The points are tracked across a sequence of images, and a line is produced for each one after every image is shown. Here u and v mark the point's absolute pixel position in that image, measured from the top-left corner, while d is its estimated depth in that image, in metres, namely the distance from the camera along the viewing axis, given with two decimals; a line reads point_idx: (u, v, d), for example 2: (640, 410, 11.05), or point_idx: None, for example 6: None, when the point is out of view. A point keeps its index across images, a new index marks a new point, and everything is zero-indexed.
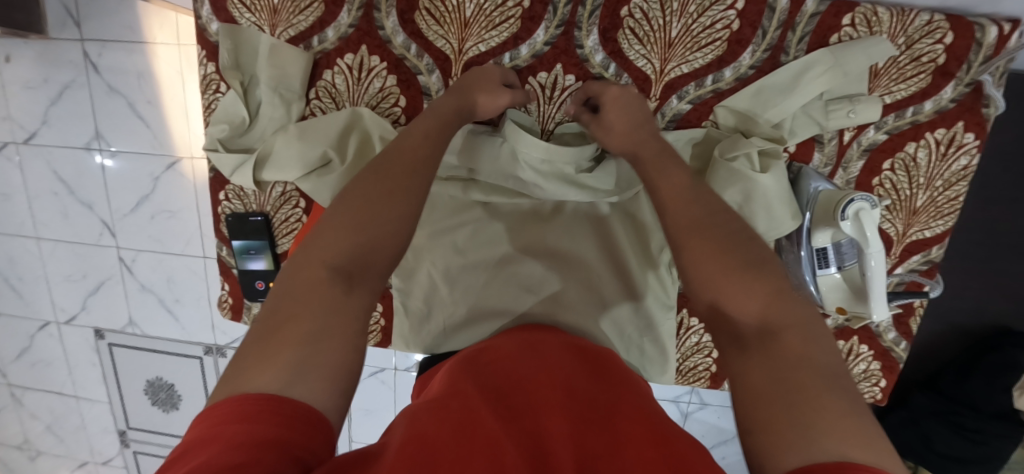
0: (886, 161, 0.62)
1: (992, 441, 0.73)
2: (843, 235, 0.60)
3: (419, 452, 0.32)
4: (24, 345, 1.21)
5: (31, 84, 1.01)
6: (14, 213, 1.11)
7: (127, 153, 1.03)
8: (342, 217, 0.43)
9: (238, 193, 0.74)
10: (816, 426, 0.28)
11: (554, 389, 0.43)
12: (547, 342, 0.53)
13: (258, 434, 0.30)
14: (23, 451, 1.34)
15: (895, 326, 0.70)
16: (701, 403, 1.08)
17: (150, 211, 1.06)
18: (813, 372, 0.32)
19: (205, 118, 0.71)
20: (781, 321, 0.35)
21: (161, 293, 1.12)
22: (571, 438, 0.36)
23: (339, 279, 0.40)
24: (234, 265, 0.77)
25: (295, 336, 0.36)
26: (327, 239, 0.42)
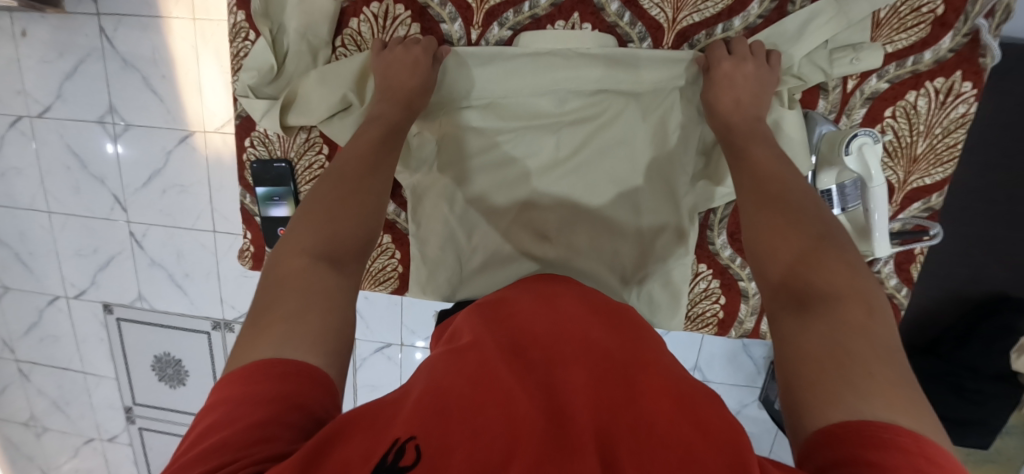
0: (888, 108, 0.64)
1: (990, 402, 0.75)
2: (848, 175, 0.61)
3: (435, 401, 0.34)
4: (33, 321, 1.22)
5: (46, 58, 1.03)
6: (26, 187, 1.12)
7: (141, 128, 1.04)
8: (311, 215, 0.47)
9: (264, 139, 0.75)
10: (862, 388, 0.30)
11: (570, 337, 0.45)
12: (564, 296, 0.54)
13: (269, 392, 0.33)
14: (29, 428, 1.34)
15: (897, 272, 0.71)
16: (703, 379, 1.10)
17: (161, 186, 1.07)
18: (864, 341, 0.33)
19: (233, 66, 0.73)
20: (848, 292, 0.36)
21: (170, 268, 1.13)
22: (585, 386, 0.38)
23: (319, 261, 0.43)
24: (257, 213, 0.78)
25: (283, 311, 0.38)
26: (298, 230, 0.45)
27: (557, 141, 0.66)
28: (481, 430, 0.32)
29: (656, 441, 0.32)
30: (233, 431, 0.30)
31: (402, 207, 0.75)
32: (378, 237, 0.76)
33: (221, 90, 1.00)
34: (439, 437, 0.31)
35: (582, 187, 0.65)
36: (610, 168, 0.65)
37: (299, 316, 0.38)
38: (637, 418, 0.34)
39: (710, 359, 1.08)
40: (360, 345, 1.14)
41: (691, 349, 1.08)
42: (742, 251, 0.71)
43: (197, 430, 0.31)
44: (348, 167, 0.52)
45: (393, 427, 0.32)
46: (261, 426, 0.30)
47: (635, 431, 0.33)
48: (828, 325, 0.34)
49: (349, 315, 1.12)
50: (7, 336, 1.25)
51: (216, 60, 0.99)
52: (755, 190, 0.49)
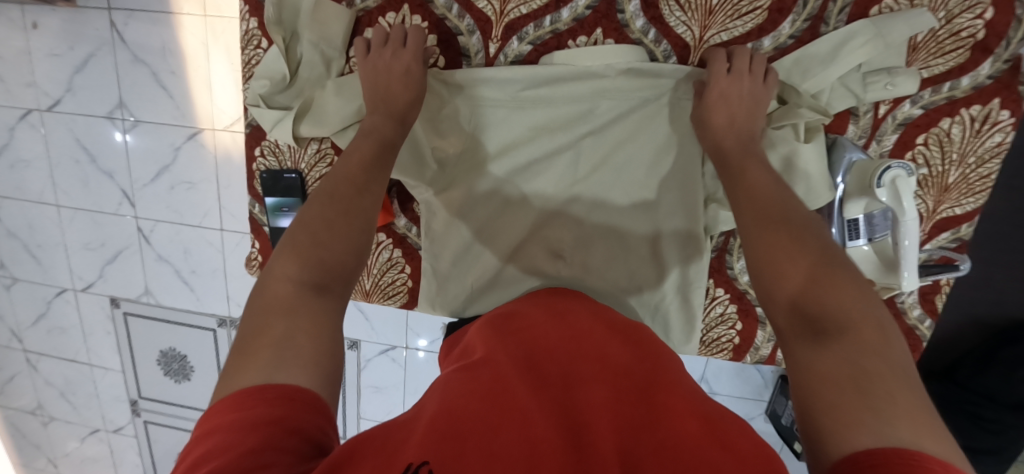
0: (920, 135, 0.63)
1: (1010, 432, 0.69)
2: (877, 206, 0.60)
3: (449, 423, 0.33)
4: (41, 312, 1.23)
5: (56, 51, 1.02)
6: (36, 180, 1.12)
7: (149, 123, 1.04)
8: (299, 238, 0.45)
9: (274, 150, 0.74)
10: (887, 413, 0.28)
11: (586, 356, 0.44)
12: (576, 311, 0.54)
13: (259, 414, 0.32)
14: (36, 417, 1.35)
15: (920, 303, 0.69)
16: (710, 392, 1.09)
17: (170, 183, 1.07)
18: (883, 362, 0.31)
19: (245, 74, 0.72)
20: (858, 314, 0.34)
21: (177, 264, 1.13)
22: (603, 407, 0.37)
23: (304, 289, 0.42)
24: (265, 223, 0.78)
25: (273, 337, 0.37)
26: (283, 258, 0.43)
27: (576, 158, 0.64)
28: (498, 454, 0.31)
29: (681, 459, 0.31)
30: (226, 458, 0.28)
31: (414, 221, 0.74)
32: (389, 251, 0.76)
33: (231, 89, 0.99)
34: (456, 462, 0.30)
35: (599, 201, 0.63)
36: (625, 181, 0.63)
37: (289, 346, 0.37)
38: (660, 438, 0.33)
39: (717, 372, 1.07)
40: (365, 347, 1.14)
41: (699, 362, 1.06)
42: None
43: (201, 452, 0.30)
44: (333, 183, 0.50)
45: (405, 452, 0.31)
46: (266, 450, 0.29)
47: (659, 452, 0.32)
48: (840, 352, 0.32)
49: (355, 318, 1.12)
50: (16, 326, 1.26)
51: (225, 58, 0.98)
52: (752, 206, 0.46)
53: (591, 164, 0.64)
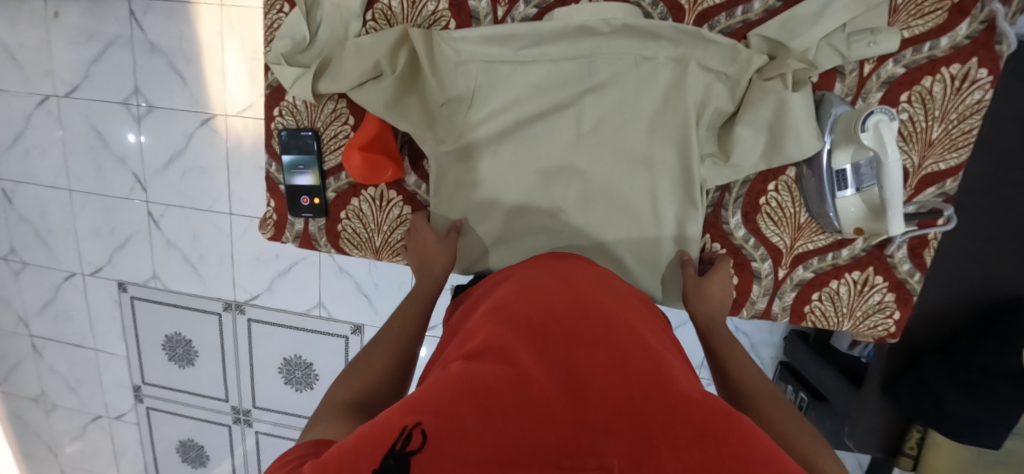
0: (904, 93, 0.59)
1: (1002, 402, 0.66)
2: (866, 153, 0.56)
3: (450, 382, 0.34)
4: (49, 297, 1.24)
5: (76, 40, 1.05)
6: (49, 165, 1.14)
7: (164, 110, 1.07)
8: (357, 375, 0.53)
9: (292, 109, 0.73)
10: None
11: (589, 316, 0.43)
12: (583, 275, 0.53)
13: (301, 451, 0.36)
14: (39, 404, 1.36)
15: (912, 258, 0.62)
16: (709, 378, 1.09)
17: (181, 168, 1.10)
18: None
19: (266, 37, 0.73)
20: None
21: (186, 249, 1.15)
22: (605, 367, 0.37)
23: (352, 409, 0.48)
24: (280, 182, 0.75)
25: (335, 423, 0.44)
26: (344, 385, 0.51)
27: (579, 117, 0.65)
28: (496, 412, 0.32)
29: (678, 426, 0.31)
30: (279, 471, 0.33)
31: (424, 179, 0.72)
32: (399, 209, 0.73)
33: (244, 78, 1.03)
34: (452, 420, 0.31)
35: (600, 162, 0.65)
36: (624, 142, 0.65)
37: (334, 426, 0.43)
38: (659, 401, 0.33)
39: None
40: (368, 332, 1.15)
41: (700, 347, 1.07)
42: (757, 230, 0.65)
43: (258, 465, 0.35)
44: (383, 335, 0.59)
45: (407, 411, 0.32)
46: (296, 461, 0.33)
47: (656, 416, 0.32)
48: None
49: (358, 301, 1.12)
50: (24, 311, 1.27)
51: (239, 47, 1.01)
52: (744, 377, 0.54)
53: (592, 125, 0.65)
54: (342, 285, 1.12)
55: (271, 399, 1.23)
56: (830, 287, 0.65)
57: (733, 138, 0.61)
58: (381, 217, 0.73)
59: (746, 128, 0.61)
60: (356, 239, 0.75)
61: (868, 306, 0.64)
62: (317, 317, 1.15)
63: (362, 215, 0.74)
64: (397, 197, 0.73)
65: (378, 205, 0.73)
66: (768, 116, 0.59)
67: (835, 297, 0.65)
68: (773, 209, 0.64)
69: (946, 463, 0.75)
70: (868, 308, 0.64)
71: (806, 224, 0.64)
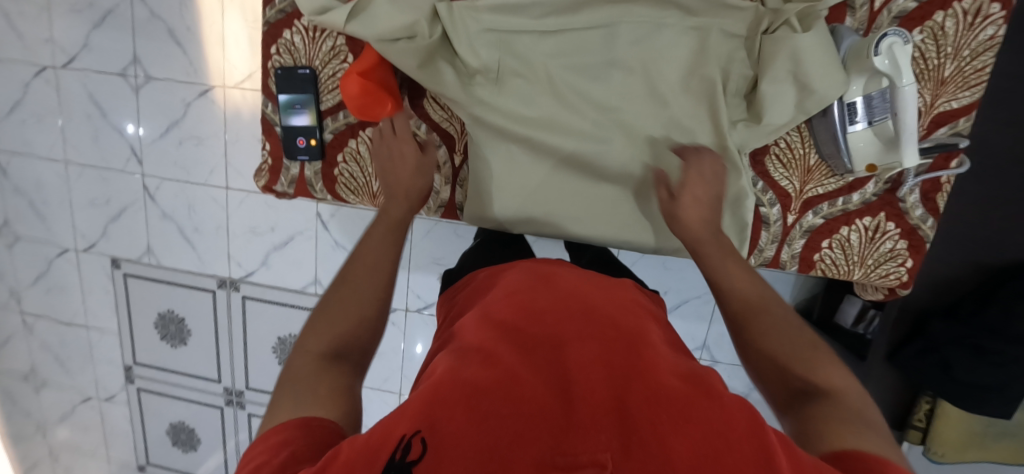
0: (915, 30, 0.54)
1: (1012, 364, 0.65)
2: (877, 82, 0.52)
3: (434, 389, 0.31)
4: (41, 271, 1.22)
5: (76, 8, 1.05)
6: (45, 136, 1.12)
7: (162, 80, 1.05)
8: (320, 319, 0.44)
9: (290, 47, 0.67)
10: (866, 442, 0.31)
11: (573, 309, 0.41)
12: (565, 269, 0.51)
13: (289, 442, 0.31)
14: (29, 383, 1.33)
15: (923, 202, 0.58)
16: (711, 360, 1.07)
17: (178, 138, 1.08)
18: (865, 419, 0.34)
19: None
20: (848, 388, 0.36)
21: (181, 222, 1.13)
22: (595, 362, 0.35)
23: (325, 359, 0.41)
24: (277, 124, 0.70)
25: (302, 391, 0.37)
26: (314, 331, 0.43)
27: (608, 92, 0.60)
28: (490, 416, 0.29)
29: (672, 409, 0.29)
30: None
31: (426, 119, 0.67)
32: None
33: (245, 47, 1.01)
34: (446, 429, 0.28)
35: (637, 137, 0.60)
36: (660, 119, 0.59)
37: (305, 395, 0.37)
38: (650, 385, 0.32)
39: (720, 339, 1.05)
40: None
41: (703, 327, 1.05)
42: (764, 174, 0.60)
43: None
44: (355, 263, 0.50)
45: (396, 423, 0.29)
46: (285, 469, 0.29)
47: (650, 400, 0.30)
48: (823, 405, 0.35)
49: None
50: (15, 286, 1.25)
51: (241, 15, 1.00)
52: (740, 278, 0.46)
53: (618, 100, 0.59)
54: (338, 260, 1.10)
55: (265, 379, 1.20)
56: (839, 234, 0.60)
57: (763, 101, 0.56)
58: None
59: (772, 85, 0.55)
60: (353, 184, 0.70)
61: (879, 254, 0.60)
62: (314, 294, 1.13)
63: (359, 158, 0.68)
64: None
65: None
66: (789, 66, 0.54)
67: (845, 244, 0.60)
68: (782, 150, 0.60)
69: (956, 434, 0.73)
70: (879, 256, 0.60)
71: (816, 166, 0.59)
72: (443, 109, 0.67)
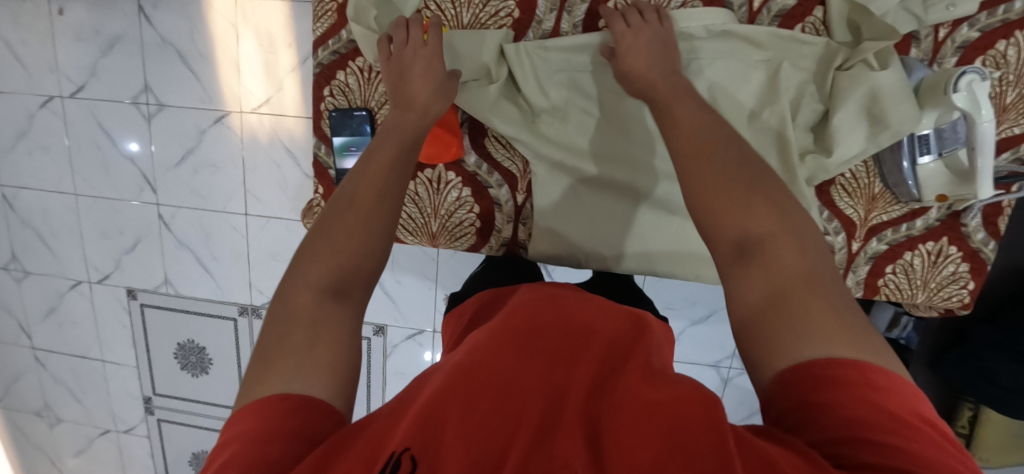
0: (979, 58, 0.55)
1: None
2: (950, 115, 0.53)
3: (421, 402, 0.32)
4: (53, 305, 1.19)
5: (82, 36, 1.01)
6: (52, 167, 1.09)
7: (174, 107, 1.03)
8: (326, 242, 0.42)
9: (344, 88, 0.66)
10: (805, 329, 0.29)
11: (567, 321, 0.41)
12: (569, 288, 0.51)
13: (276, 428, 0.31)
14: (42, 418, 1.30)
15: (985, 226, 0.58)
16: (741, 367, 1.07)
17: (193, 165, 1.05)
18: (801, 283, 0.32)
19: (327, 14, 0.65)
20: (774, 231, 0.34)
21: (199, 250, 1.11)
22: (587, 380, 0.36)
23: (325, 295, 0.39)
24: (332, 167, 0.69)
25: (294, 343, 0.36)
26: (314, 259, 0.41)
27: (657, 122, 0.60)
28: (478, 436, 0.30)
29: (651, 420, 0.29)
30: (242, 464, 0.28)
31: (488, 158, 0.67)
32: (458, 190, 0.68)
33: (259, 71, 0.99)
34: (436, 448, 0.29)
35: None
36: None
37: (311, 349, 0.36)
38: (636, 401, 0.32)
39: None
40: (390, 332, 1.11)
41: (732, 336, 1.05)
42: (831, 204, 0.61)
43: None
44: (358, 189, 0.45)
45: (389, 436, 0.30)
46: (263, 462, 0.29)
47: (631, 415, 0.31)
48: (760, 270, 0.33)
49: (380, 300, 1.09)
50: (26, 321, 1.21)
51: (255, 39, 0.97)
52: (683, 140, 0.40)
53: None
54: None
55: None
56: (903, 259, 0.61)
57: (834, 136, 0.56)
58: (438, 201, 0.68)
59: (844, 117, 0.55)
60: (412, 225, 0.70)
61: (942, 277, 0.60)
62: None
63: (418, 199, 0.69)
64: (456, 178, 0.68)
65: (435, 188, 0.68)
66: (863, 101, 0.55)
67: (908, 269, 0.61)
68: (847, 181, 0.60)
69: (998, 436, 0.75)
70: (943, 279, 0.60)
71: (880, 195, 0.60)
72: (506, 148, 0.67)
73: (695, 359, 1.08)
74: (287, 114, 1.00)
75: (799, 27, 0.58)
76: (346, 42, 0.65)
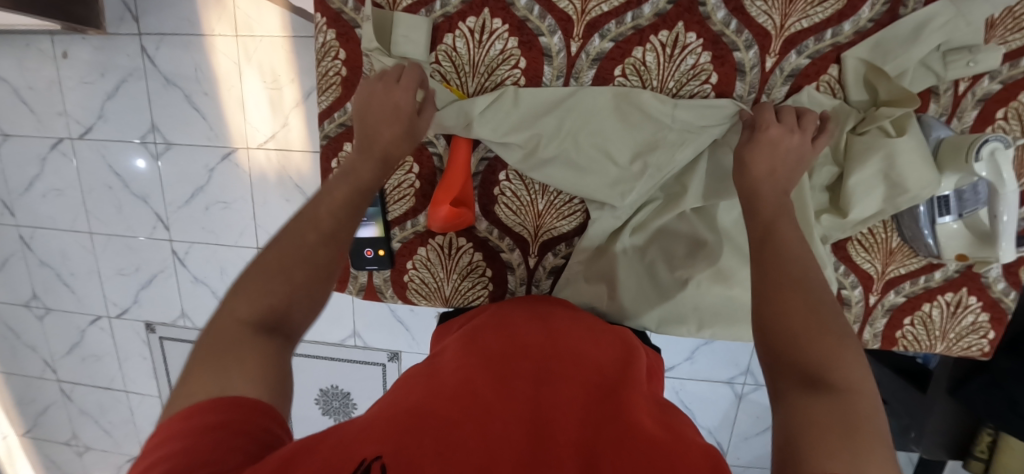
0: (1000, 110, 0.55)
1: None
2: (971, 179, 0.52)
3: (401, 420, 0.33)
4: (75, 340, 1.22)
5: (87, 78, 1.02)
6: (66, 208, 1.11)
7: (182, 146, 1.03)
8: (259, 277, 0.41)
9: None
10: (861, 456, 0.25)
11: (557, 362, 0.43)
12: (558, 317, 0.54)
13: (204, 423, 0.29)
14: (72, 446, 1.34)
15: (1005, 276, 0.58)
16: (756, 383, 1.08)
17: (204, 203, 1.06)
18: (868, 425, 0.28)
19: (332, 89, 0.64)
20: (855, 383, 0.31)
21: (214, 284, 1.12)
22: (570, 411, 0.36)
23: (255, 328, 0.38)
24: (343, 235, 0.70)
25: (226, 362, 0.34)
26: (246, 295, 0.40)
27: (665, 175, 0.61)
28: (454, 450, 0.31)
29: (640, 453, 0.30)
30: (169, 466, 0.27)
31: (497, 223, 0.67)
32: (470, 254, 0.68)
33: (263, 108, 0.99)
34: (410, 458, 0.29)
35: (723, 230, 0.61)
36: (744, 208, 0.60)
37: (239, 370, 0.34)
38: (621, 436, 0.32)
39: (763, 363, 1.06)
40: (406, 358, 1.12)
41: (747, 353, 1.05)
42: (848, 258, 0.60)
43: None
44: (305, 222, 0.46)
45: (361, 444, 0.30)
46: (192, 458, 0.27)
47: (616, 445, 0.32)
48: (824, 403, 0.29)
49: (393, 329, 1.10)
50: (49, 356, 1.25)
51: (258, 76, 0.97)
52: (774, 269, 0.40)
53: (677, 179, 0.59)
54: (376, 312, 1.09)
55: (311, 428, 1.22)
56: (922, 310, 0.61)
57: (848, 202, 0.55)
58: (450, 265, 0.69)
59: (860, 183, 0.55)
60: (425, 288, 0.70)
61: (962, 327, 0.60)
62: (354, 346, 1.13)
63: (430, 264, 0.69)
64: (468, 243, 0.68)
65: (447, 253, 0.69)
66: (881, 164, 0.54)
67: (927, 321, 0.61)
68: (864, 236, 0.59)
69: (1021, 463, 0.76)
70: (962, 329, 0.60)
71: (897, 248, 0.59)
72: (515, 213, 0.66)
73: (710, 377, 1.08)
74: (294, 150, 1.00)
75: (814, 85, 0.57)
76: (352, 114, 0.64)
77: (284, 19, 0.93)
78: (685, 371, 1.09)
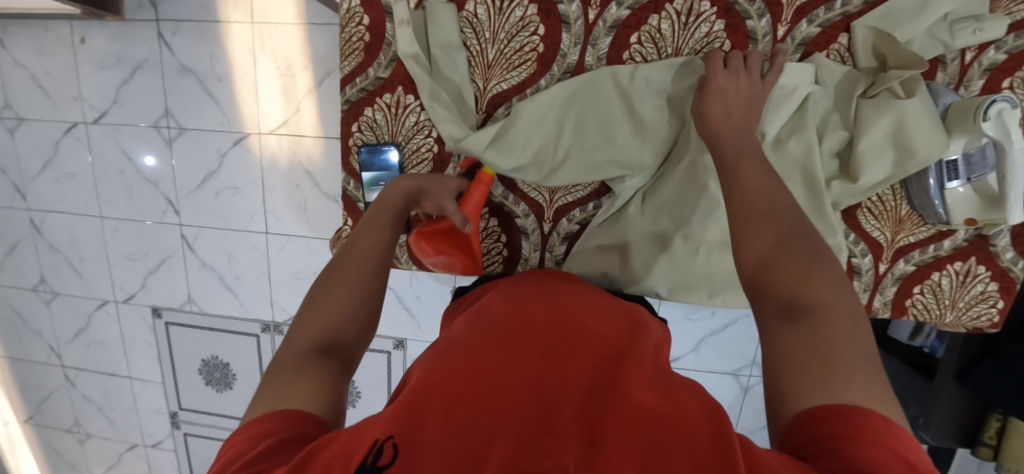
0: (1005, 80, 0.56)
1: None
2: (979, 141, 0.54)
3: (410, 397, 0.33)
4: (81, 326, 1.22)
5: (103, 64, 1.04)
6: (78, 193, 1.12)
7: (195, 130, 1.05)
8: (313, 310, 0.43)
9: (371, 124, 0.68)
10: (841, 381, 0.28)
11: (564, 332, 0.43)
12: (566, 291, 0.53)
13: (268, 431, 0.32)
14: (73, 434, 1.33)
15: (1014, 245, 0.59)
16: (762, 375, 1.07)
17: (215, 188, 1.07)
18: (849, 346, 0.30)
19: (354, 52, 0.65)
20: (831, 302, 0.33)
21: (221, 270, 1.13)
22: (577, 378, 0.36)
23: (313, 350, 0.39)
24: (360, 200, 0.71)
25: (286, 378, 0.36)
26: (302, 326, 0.41)
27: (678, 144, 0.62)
28: (463, 422, 0.31)
29: (645, 412, 0.31)
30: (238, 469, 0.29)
31: (513, 189, 0.68)
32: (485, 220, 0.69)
33: (277, 95, 1.00)
34: (421, 437, 0.30)
35: None
36: None
37: (297, 382, 0.36)
38: (626, 397, 0.32)
39: None
40: (411, 346, 1.12)
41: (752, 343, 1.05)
42: (857, 227, 0.61)
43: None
44: (349, 257, 0.49)
45: (376, 427, 0.31)
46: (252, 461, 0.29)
47: (621, 406, 0.32)
48: (801, 332, 0.31)
49: (399, 316, 1.10)
50: (54, 341, 1.25)
51: (272, 63, 0.99)
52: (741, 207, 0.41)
53: (689, 146, 0.61)
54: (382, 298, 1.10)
55: None
56: (931, 279, 0.62)
57: (858, 166, 0.57)
58: None
59: (869, 147, 0.56)
60: None
61: (971, 296, 0.61)
62: None
63: None
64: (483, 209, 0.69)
65: None
66: (889, 129, 0.55)
67: (937, 289, 0.62)
68: (873, 204, 0.60)
69: None
70: (971, 299, 0.61)
71: (906, 216, 0.60)
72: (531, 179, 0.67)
73: (715, 367, 1.08)
74: (305, 135, 1.02)
75: (824, 54, 0.58)
76: (373, 79, 0.66)
77: (299, 6, 0.95)
78: (690, 362, 1.09)
